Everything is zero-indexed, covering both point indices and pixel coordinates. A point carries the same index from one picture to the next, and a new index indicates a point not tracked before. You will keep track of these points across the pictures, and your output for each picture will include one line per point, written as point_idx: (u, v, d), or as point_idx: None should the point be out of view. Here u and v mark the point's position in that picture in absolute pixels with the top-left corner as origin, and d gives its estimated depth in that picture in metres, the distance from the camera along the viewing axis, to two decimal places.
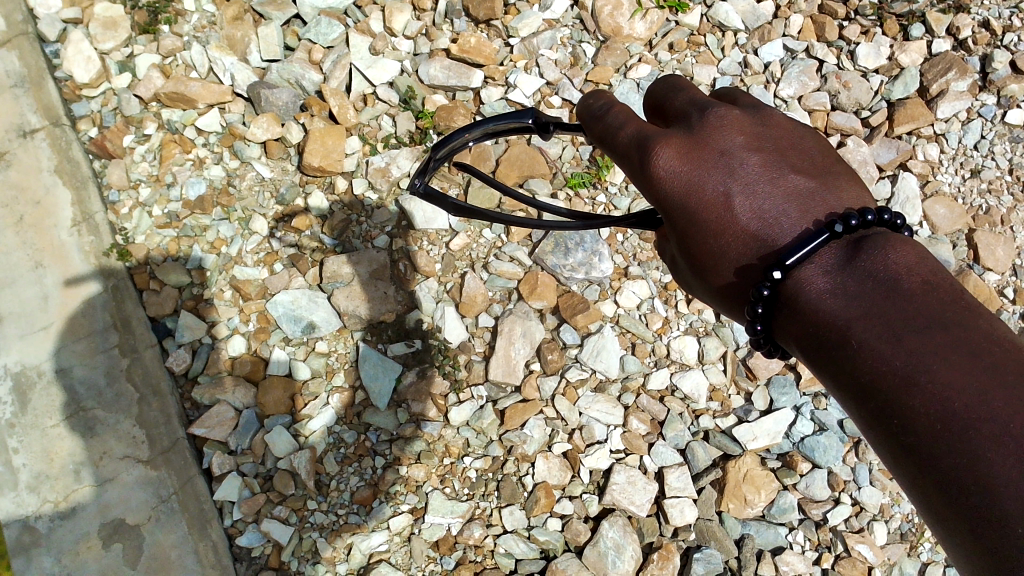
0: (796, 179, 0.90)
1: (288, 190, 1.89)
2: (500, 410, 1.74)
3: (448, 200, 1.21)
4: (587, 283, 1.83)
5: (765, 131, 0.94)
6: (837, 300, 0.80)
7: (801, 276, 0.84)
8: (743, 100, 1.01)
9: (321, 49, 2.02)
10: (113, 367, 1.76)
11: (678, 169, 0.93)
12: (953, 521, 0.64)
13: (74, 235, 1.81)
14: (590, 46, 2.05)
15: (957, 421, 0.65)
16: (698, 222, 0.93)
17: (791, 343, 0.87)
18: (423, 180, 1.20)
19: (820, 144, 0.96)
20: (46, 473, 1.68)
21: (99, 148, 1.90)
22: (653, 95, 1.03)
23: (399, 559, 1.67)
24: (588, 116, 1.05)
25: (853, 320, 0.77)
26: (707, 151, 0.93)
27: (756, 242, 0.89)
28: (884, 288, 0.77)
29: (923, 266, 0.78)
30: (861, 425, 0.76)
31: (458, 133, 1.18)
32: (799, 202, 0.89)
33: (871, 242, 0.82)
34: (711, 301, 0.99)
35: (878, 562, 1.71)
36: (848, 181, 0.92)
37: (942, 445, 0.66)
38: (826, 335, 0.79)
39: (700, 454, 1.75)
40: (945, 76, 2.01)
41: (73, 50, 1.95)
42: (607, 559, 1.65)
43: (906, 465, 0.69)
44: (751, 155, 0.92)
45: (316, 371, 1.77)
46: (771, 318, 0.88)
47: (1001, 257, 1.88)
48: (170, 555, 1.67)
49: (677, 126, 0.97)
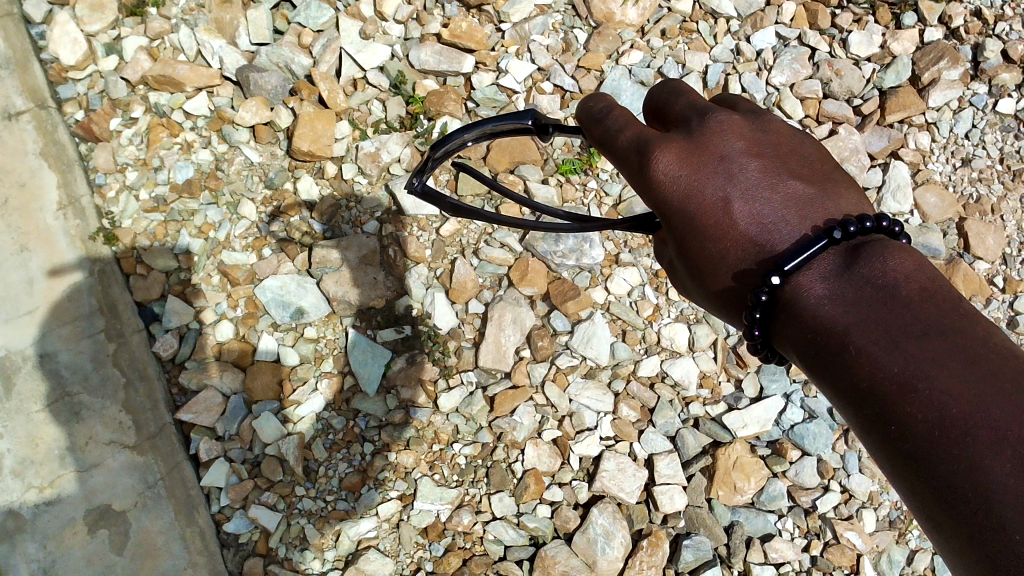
0: (795, 185, 0.90)
1: (277, 174, 1.87)
2: (489, 397, 1.73)
3: (445, 199, 1.18)
4: (578, 269, 1.83)
5: (765, 136, 0.94)
6: (835, 307, 0.79)
7: (799, 282, 0.83)
8: (742, 106, 1.00)
9: (311, 33, 2.00)
10: (99, 352, 1.74)
11: (678, 174, 0.92)
12: (951, 528, 0.63)
13: (59, 219, 1.79)
14: (582, 31, 2.04)
15: (955, 427, 0.64)
16: (696, 226, 0.92)
17: (789, 349, 0.86)
18: (421, 179, 1.16)
19: (818, 150, 0.96)
20: (31, 458, 1.66)
21: (84, 131, 1.88)
22: (653, 99, 1.02)
23: (388, 546, 1.66)
24: (587, 118, 1.04)
25: (852, 327, 0.76)
26: (708, 156, 0.92)
27: (755, 247, 0.88)
28: (883, 296, 0.76)
29: (921, 275, 0.77)
30: (859, 433, 0.75)
31: (457, 132, 1.16)
32: (798, 208, 0.88)
33: (870, 249, 0.81)
34: (707, 305, 0.98)
35: (867, 549, 1.71)
36: (847, 188, 0.91)
37: (939, 451, 0.65)
38: (824, 342, 0.78)
39: (690, 441, 1.74)
40: (937, 65, 2.01)
41: (60, 33, 1.93)
42: (597, 546, 1.64)
43: (902, 472, 0.68)
44: (751, 160, 0.91)
45: (304, 357, 1.76)
46: (768, 324, 0.87)
47: (991, 245, 1.89)
48: (156, 542, 1.66)
49: (676, 130, 0.96)
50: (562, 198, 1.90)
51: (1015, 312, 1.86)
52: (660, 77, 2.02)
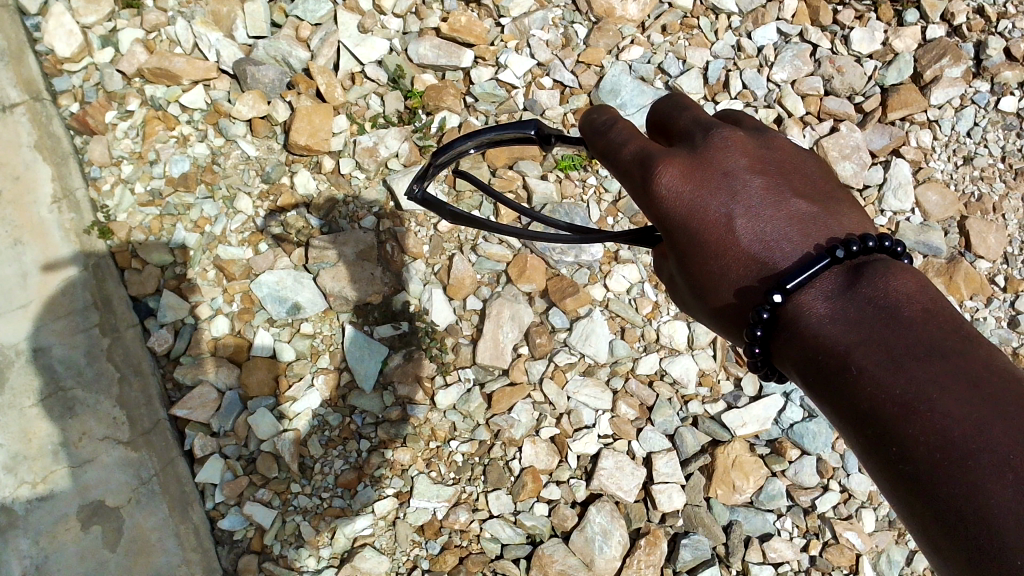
0: (798, 204, 0.88)
1: (274, 168, 1.86)
2: (487, 394, 1.72)
3: (445, 207, 1.13)
4: (577, 266, 1.81)
5: (769, 154, 0.92)
6: (837, 326, 0.77)
7: (801, 300, 0.82)
8: (747, 122, 0.98)
9: (309, 26, 1.99)
10: (93, 346, 1.72)
11: (681, 189, 0.90)
12: (950, 550, 0.62)
13: (54, 212, 1.77)
14: (582, 27, 2.03)
15: (957, 449, 0.63)
16: (698, 242, 0.90)
17: (789, 368, 0.84)
18: (422, 186, 1.14)
19: (821, 169, 0.94)
20: (24, 454, 1.63)
21: (80, 124, 1.87)
22: (656, 112, 1.00)
23: (383, 543, 1.64)
24: (590, 130, 1.02)
25: (853, 347, 0.75)
26: (711, 172, 0.90)
27: (757, 265, 0.87)
28: (886, 316, 0.75)
29: (923, 296, 0.76)
30: (859, 454, 0.73)
31: (460, 140, 1.14)
32: (801, 226, 0.86)
33: (872, 269, 0.80)
34: (707, 322, 0.96)
35: (866, 549, 1.70)
36: (849, 207, 0.90)
37: (940, 472, 0.64)
38: (825, 361, 0.77)
39: (689, 439, 1.73)
40: (940, 62, 2.00)
41: (55, 24, 1.90)
42: (594, 545, 1.63)
43: (903, 493, 0.67)
44: (754, 177, 0.90)
45: (300, 352, 1.75)
46: (769, 341, 0.86)
47: (992, 244, 1.87)
48: (149, 538, 1.65)
49: (680, 146, 0.94)
50: (561, 194, 1.88)
51: (1017, 311, 1.84)
52: (660, 73, 2.01)
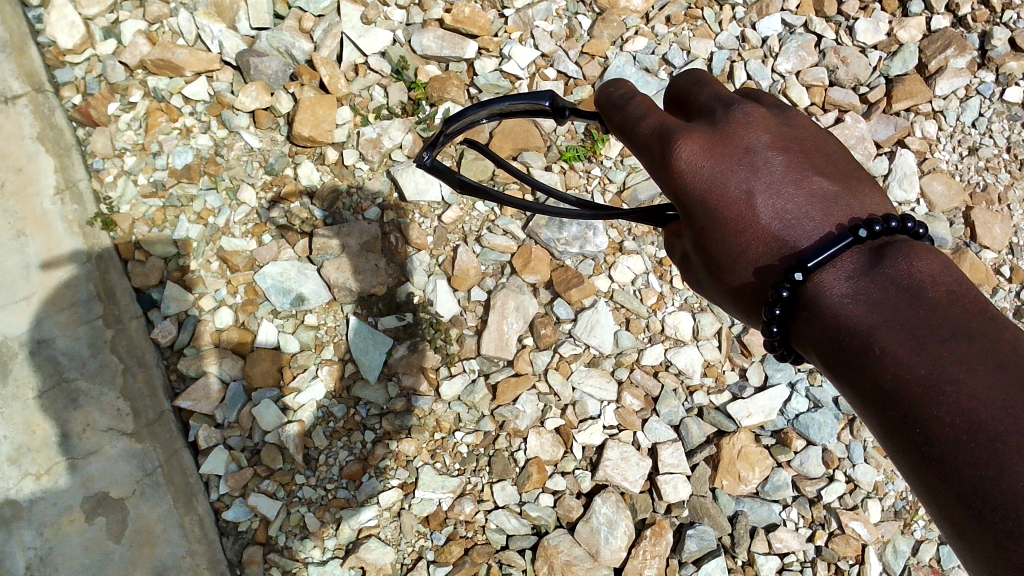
0: (820, 182, 0.88)
1: (278, 159, 1.86)
2: (492, 385, 1.71)
3: (454, 175, 1.12)
4: (582, 257, 1.81)
5: (790, 132, 0.92)
6: (859, 306, 0.77)
7: (821, 280, 0.81)
8: (768, 98, 0.97)
9: (312, 17, 1.98)
10: (97, 338, 1.71)
11: (700, 166, 0.90)
12: (973, 533, 0.62)
13: (57, 204, 1.76)
14: (586, 17, 2.02)
15: (983, 433, 0.63)
16: (717, 220, 0.90)
17: (808, 349, 0.84)
18: (431, 154, 1.12)
19: (842, 150, 0.94)
20: (27, 446, 1.62)
21: (82, 115, 1.86)
22: (676, 88, 1.00)
23: (389, 534, 1.64)
24: (608, 104, 1.01)
25: (875, 327, 0.74)
26: (731, 148, 0.90)
27: (777, 244, 0.86)
28: (909, 297, 0.74)
29: (947, 277, 0.75)
30: (879, 435, 0.73)
31: (474, 108, 1.12)
32: (823, 205, 0.86)
33: (895, 250, 0.79)
34: (723, 302, 0.95)
35: (872, 539, 1.70)
36: (870, 188, 0.89)
37: (965, 455, 0.63)
38: (846, 341, 0.76)
39: (694, 430, 1.73)
40: (945, 52, 1.99)
41: (57, 15, 1.90)
42: (600, 535, 1.62)
43: (925, 476, 0.66)
44: (776, 154, 0.89)
45: (305, 344, 1.74)
46: (788, 322, 0.85)
47: (998, 234, 1.87)
48: (154, 530, 1.64)
49: (700, 120, 0.94)
50: (565, 185, 1.88)
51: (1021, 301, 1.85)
52: (665, 64, 2.00)
